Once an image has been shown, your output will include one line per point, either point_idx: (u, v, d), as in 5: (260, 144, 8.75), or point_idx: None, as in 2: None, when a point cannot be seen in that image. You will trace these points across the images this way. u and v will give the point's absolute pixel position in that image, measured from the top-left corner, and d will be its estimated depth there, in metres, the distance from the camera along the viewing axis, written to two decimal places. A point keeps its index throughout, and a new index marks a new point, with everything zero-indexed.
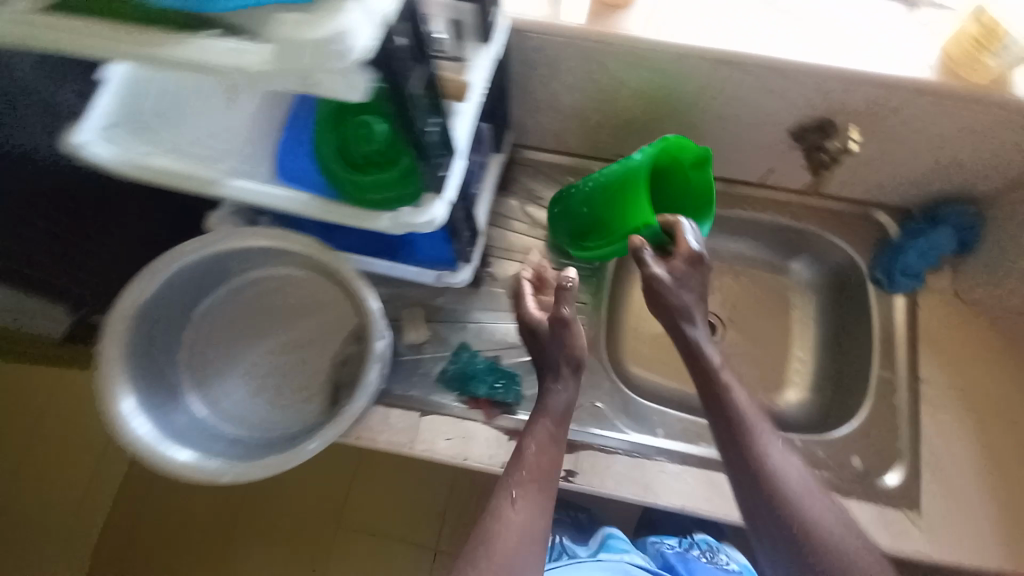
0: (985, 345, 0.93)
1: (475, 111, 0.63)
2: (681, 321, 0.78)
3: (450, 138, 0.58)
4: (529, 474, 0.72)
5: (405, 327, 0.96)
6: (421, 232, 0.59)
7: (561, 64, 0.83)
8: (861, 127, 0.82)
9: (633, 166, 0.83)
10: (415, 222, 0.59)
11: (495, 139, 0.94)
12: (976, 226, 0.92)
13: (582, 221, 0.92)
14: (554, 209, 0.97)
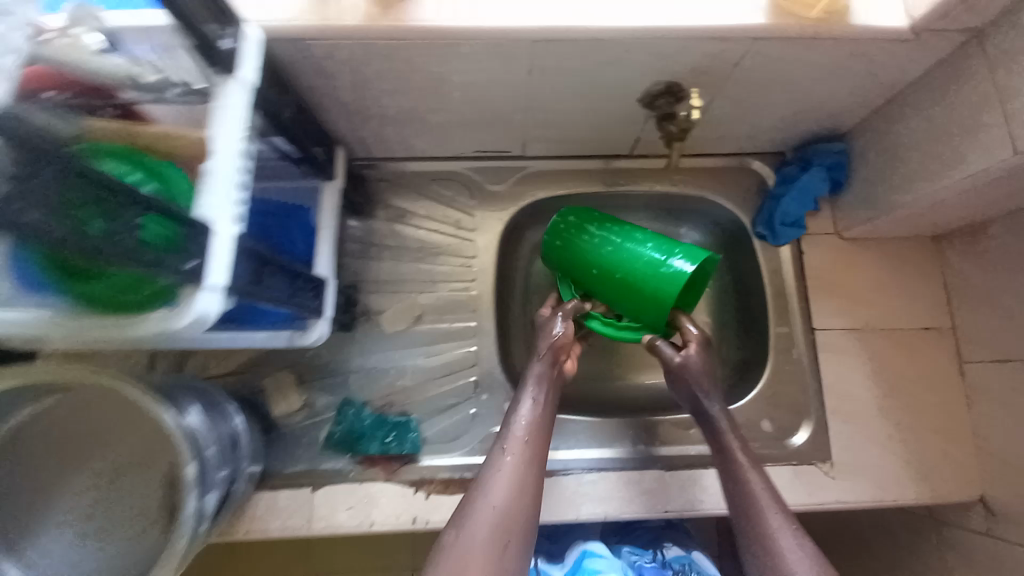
0: (875, 279, 0.92)
1: (240, 164, 0.51)
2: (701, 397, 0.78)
3: (198, 213, 0.47)
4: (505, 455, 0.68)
5: (273, 400, 0.84)
6: (192, 333, 0.48)
7: (366, 71, 0.69)
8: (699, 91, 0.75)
9: (669, 272, 0.81)
10: (181, 324, 0.48)
11: (329, 159, 0.82)
12: (844, 163, 0.89)
13: (581, 276, 0.88)
14: (554, 240, 0.90)
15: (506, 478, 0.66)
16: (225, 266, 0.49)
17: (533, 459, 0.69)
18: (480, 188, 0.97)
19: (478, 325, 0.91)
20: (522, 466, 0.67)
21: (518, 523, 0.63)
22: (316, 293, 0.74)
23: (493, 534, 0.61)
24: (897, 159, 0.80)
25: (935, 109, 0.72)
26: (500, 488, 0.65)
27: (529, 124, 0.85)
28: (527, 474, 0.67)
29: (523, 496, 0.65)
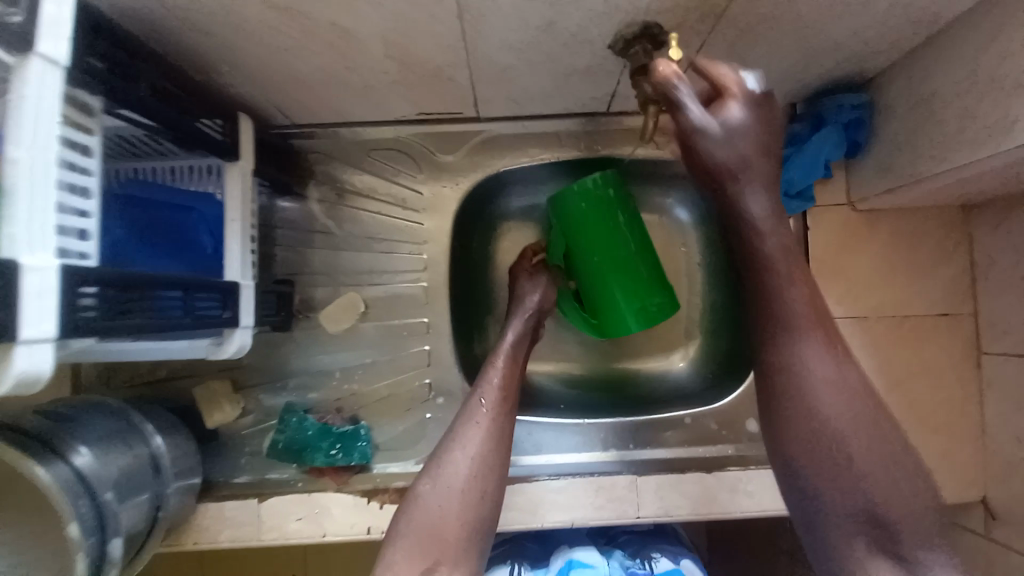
0: (887, 257, 0.79)
1: (55, 177, 0.43)
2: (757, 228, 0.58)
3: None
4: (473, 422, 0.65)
5: (205, 411, 0.77)
6: (38, 387, 0.43)
7: (245, 24, 0.54)
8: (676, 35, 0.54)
9: (652, 313, 0.80)
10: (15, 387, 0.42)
11: (230, 132, 0.67)
12: (866, 120, 0.75)
13: (579, 251, 0.80)
14: (580, 202, 0.78)
15: (476, 430, 0.64)
16: (53, 311, 0.42)
17: (505, 410, 0.67)
18: (429, 160, 0.83)
19: (431, 322, 0.82)
20: (494, 421, 0.66)
21: (489, 474, 0.63)
22: (223, 303, 0.65)
23: (465, 489, 0.61)
24: (929, 121, 0.65)
25: (982, 58, 0.57)
26: (473, 440, 0.64)
27: (475, 82, 0.69)
28: (500, 426, 0.66)
29: (497, 449, 0.64)
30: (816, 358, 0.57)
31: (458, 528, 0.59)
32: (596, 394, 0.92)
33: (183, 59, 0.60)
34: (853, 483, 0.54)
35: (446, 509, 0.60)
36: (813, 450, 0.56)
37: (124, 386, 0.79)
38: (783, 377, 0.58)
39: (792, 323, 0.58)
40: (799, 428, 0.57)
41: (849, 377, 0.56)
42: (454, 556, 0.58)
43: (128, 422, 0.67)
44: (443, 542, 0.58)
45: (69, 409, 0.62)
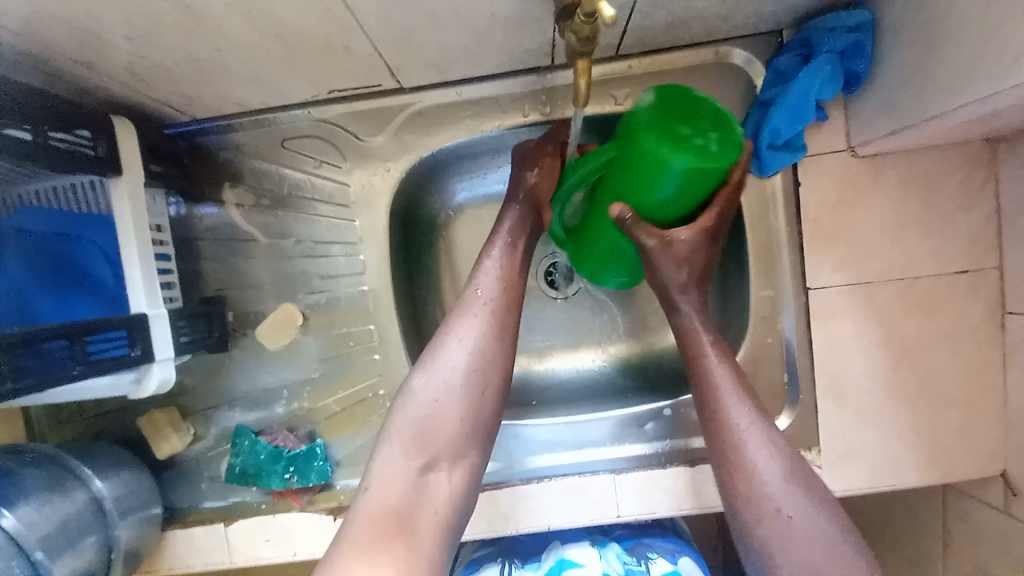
0: (895, 211, 0.66)
1: None
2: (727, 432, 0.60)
3: None
4: (467, 316, 0.62)
5: (153, 442, 0.74)
6: None
7: (69, 16, 0.44)
8: None
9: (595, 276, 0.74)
10: None
11: (104, 146, 0.58)
12: (868, 45, 0.60)
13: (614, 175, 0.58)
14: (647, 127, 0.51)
15: (478, 322, 0.62)
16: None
17: (509, 301, 0.64)
18: (353, 146, 0.73)
19: (377, 329, 0.75)
20: (495, 315, 0.63)
21: (488, 371, 0.60)
22: (131, 340, 0.59)
23: (463, 385, 0.59)
24: (947, 40, 0.51)
25: None
26: (475, 332, 0.61)
27: (380, 50, 0.58)
28: (504, 320, 0.63)
29: (499, 339, 0.62)
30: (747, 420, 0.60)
31: (458, 423, 0.58)
32: (573, 387, 0.85)
33: (23, 65, 0.51)
34: (787, 509, 0.56)
35: (444, 403, 0.58)
36: (761, 523, 0.57)
37: (73, 420, 0.76)
38: (724, 448, 0.60)
39: (717, 389, 0.61)
40: (741, 491, 0.58)
41: (777, 446, 0.59)
42: (451, 453, 0.57)
43: (64, 468, 0.64)
44: (442, 440, 0.57)
45: (0, 462, 0.60)
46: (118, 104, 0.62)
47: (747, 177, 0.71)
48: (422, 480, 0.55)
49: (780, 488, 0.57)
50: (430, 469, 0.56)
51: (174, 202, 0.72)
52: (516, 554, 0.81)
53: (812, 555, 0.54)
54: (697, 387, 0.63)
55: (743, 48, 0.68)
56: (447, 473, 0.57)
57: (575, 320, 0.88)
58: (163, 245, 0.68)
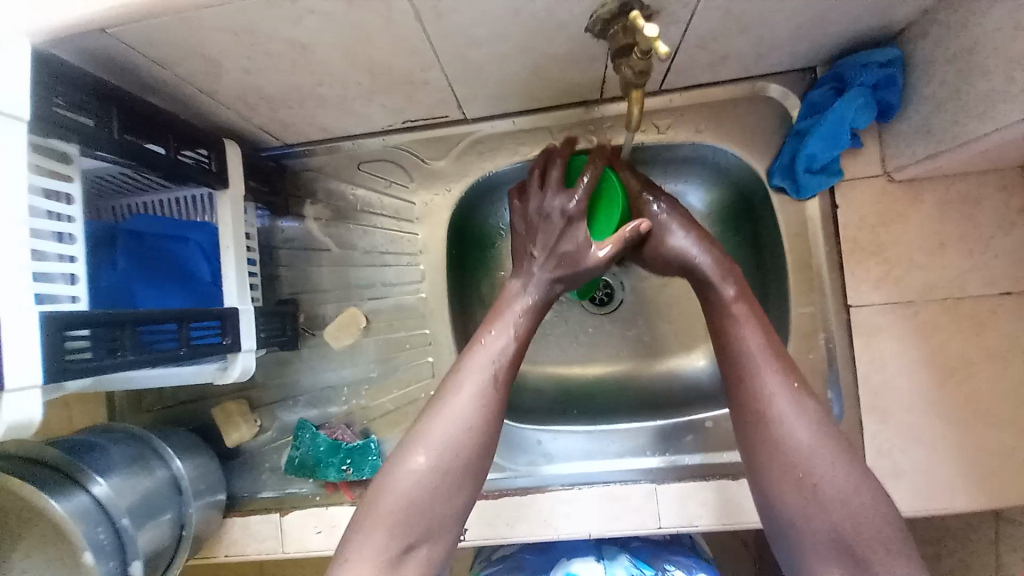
0: (932, 233, 0.69)
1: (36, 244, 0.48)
2: (753, 397, 0.59)
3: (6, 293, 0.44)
4: (465, 391, 0.60)
5: (224, 431, 0.80)
6: (35, 425, 0.47)
7: (208, 44, 0.54)
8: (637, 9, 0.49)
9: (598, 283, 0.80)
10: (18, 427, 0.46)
11: (217, 162, 0.68)
12: (900, 78, 0.65)
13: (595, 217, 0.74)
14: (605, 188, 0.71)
15: (473, 399, 0.60)
16: (38, 356, 0.45)
17: (507, 380, 0.62)
18: (420, 168, 0.82)
19: (431, 333, 0.81)
20: (496, 393, 0.61)
21: (480, 451, 0.59)
22: (223, 329, 0.66)
23: (452, 468, 0.58)
24: (977, 73, 0.56)
25: None
26: (472, 410, 0.60)
27: (452, 82, 0.67)
28: (498, 401, 0.61)
29: (494, 418, 0.60)
30: (777, 387, 0.59)
31: (446, 507, 0.57)
32: (611, 400, 0.88)
33: (162, 88, 0.62)
34: (813, 477, 0.55)
35: (431, 487, 0.57)
36: (790, 493, 0.56)
37: (152, 409, 0.83)
38: (751, 421, 0.59)
39: (749, 357, 0.61)
40: (770, 464, 0.57)
41: (810, 411, 0.58)
42: (434, 534, 0.57)
43: (149, 447, 0.71)
44: (428, 521, 0.56)
45: (92, 438, 0.67)
46: (227, 127, 0.73)
47: (785, 200, 0.75)
48: (400, 564, 0.55)
49: (809, 451, 0.56)
50: (413, 549, 0.55)
51: (262, 213, 0.82)
52: (524, 570, 0.81)
53: (844, 526, 0.54)
54: (728, 371, 0.62)
55: (779, 84, 0.74)
56: (426, 552, 0.56)
57: (616, 334, 0.91)
58: (251, 251, 0.76)
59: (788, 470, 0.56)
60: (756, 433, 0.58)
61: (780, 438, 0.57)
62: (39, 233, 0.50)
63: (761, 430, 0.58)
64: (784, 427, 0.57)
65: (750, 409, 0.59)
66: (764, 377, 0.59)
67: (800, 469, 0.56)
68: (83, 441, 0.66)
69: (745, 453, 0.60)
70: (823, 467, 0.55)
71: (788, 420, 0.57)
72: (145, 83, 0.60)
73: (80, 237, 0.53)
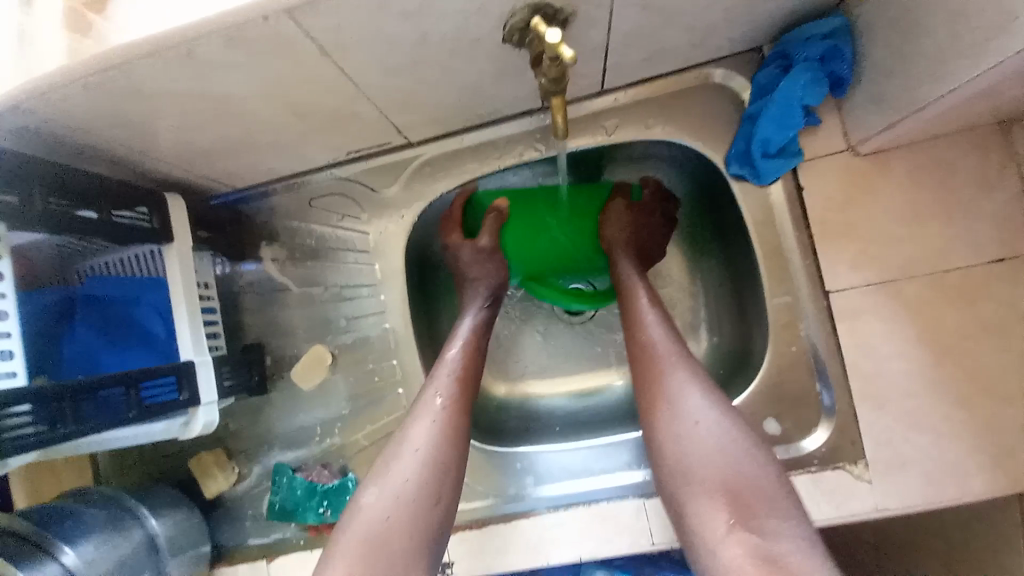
0: (908, 204, 0.64)
1: None
2: (660, 377, 0.63)
3: None
4: (421, 423, 0.61)
5: (202, 482, 0.79)
6: None
7: (127, 111, 0.54)
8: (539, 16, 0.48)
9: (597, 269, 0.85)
10: None
11: (158, 219, 0.68)
12: (847, 48, 0.61)
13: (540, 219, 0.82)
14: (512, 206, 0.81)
15: (427, 425, 0.61)
16: None
17: (464, 403, 0.64)
18: (371, 198, 0.80)
19: (399, 364, 0.80)
20: (450, 419, 0.62)
21: (439, 479, 0.58)
22: (179, 385, 0.66)
23: (416, 494, 0.57)
24: (927, 34, 0.51)
25: None
26: (424, 436, 0.60)
27: (384, 112, 0.65)
28: (456, 425, 0.62)
29: (449, 443, 0.60)
30: (666, 349, 0.65)
31: (407, 539, 0.54)
32: (595, 412, 0.86)
33: (92, 154, 0.62)
34: (700, 431, 0.58)
35: (395, 518, 0.55)
36: (684, 459, 0.57)
37: (137, 465, 0.83)
38: (653, 401, 0.62)
39: (653, 349, 0.65)
40: (664, 430, 0.60)
41: (700, 382, 0.61)
42: (404, 574, 0.53)
43: (122, 507, 0.70)
44: (390, 558, 0.53)
45: (70, 504, 0.67)
46: (173, 182, 0.73)
47: (747, 187, 0.72)
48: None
49: (696, 411, 0.59)
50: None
51: (221, 262, 0.82)
52: None
53: (731, 483, 0.54)
54: (643, 387, 0.64)
55: (727, 68, 0.71)
56: None
57: (594, 342, 0.89)
58: (210, 300, 0.76)
59: (682, 433, 0.58)
60: (660, 409, 0.61)
61: (678, 407, 0.60)
62: None
63: (665, 404, 0.61)
64: (681, 398, 0.60)
65: (666, 412, 0.60)
66: (653, 341, 0.66)
67: (692, 434, 0.58)
68: (57, 506, 0.65)
69: (660, 461, 0.60)
70: (721, 436, 0.57)
71: (688, 395, 0.60)
72: (78, 152, 0.60)
73: (13, 311, 0.54)
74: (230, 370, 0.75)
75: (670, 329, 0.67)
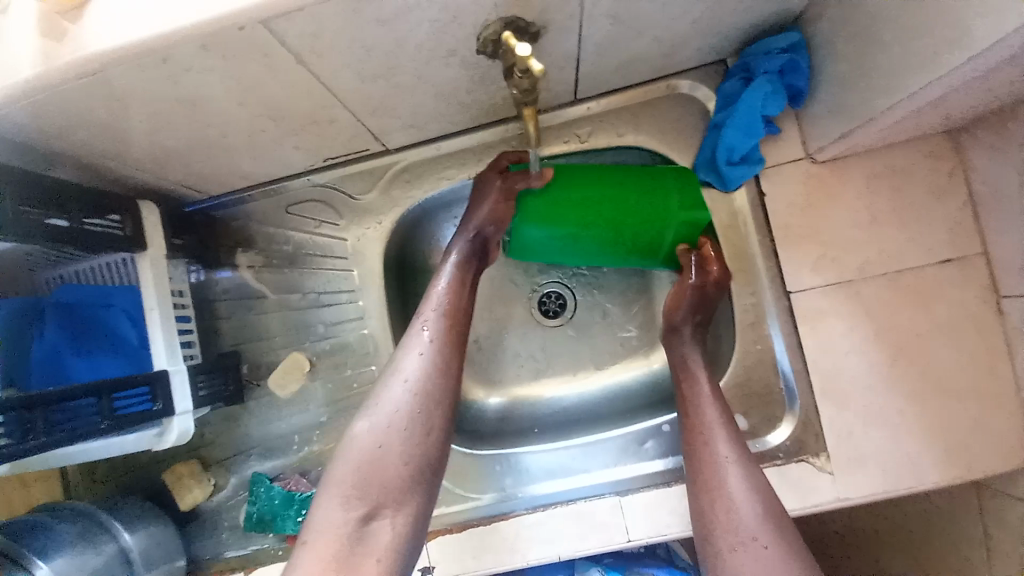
0: (864, 208, 0.68)
1: None
2: (718, 463, 0.63)
3: None
4: (409, 354, 0.63)
5: (176, 494, 0.78)
6: None
7: (99, 115, 0.54)
8: (509, 31, 0.50)
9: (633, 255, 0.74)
10: None
11: (131, 226, 0.67)
12: (803, 62, 0.65)
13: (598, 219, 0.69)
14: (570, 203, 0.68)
15: (416, 360, 0.62)
16: None
17: (452, 338, 0.64)
18: (349, 204, 0.81)
19: (378, 369, 0.81)
20: (439, 350, 0.63)
21: (430, 412, 0.60)
22: (153, 395, 0.65)
23: (406, 423, 0.59)
24: (873, 48, 0.55)
25: None
26: (414, 370, 0.62)
27: (361, 119, 0.66)
28: (446, 360, 0.63)
29: (439, 377, 0.62)
30: (726, 452, 0.63)
31: (402, 466, 0.57)
32: (573, 413, 0.87)
33: (62, 158, 0.61)
34: (761, 539, 0.57)
35: (387, 449, 0.58)
36: (731, 543, 0.58)
37: (107, 479, 0.81)
38: (701, 479, 0.63)
39: (703, 424, 0.66)
40: (719, 519, 0.60)
41: (760, 488, 0.61)
42: (395, 500, 0.56)
43: (94, 521, 0.69)
44: (385, 485, 0.57)
45: (42, 517, 0.66)
46: (146, 188, 0.72)
47: (714, 193, 0.75)
48: (363, 532, 0.54)
49: (744, 499, 0.60)
50: (372, 518, 0.55)
51: (195, 270, 0.80)
52: None
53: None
54: (692, 451, 0.66)
55: (693, 80, 0.74)
56: (390, 520, 0.55)
57: (573, 346, 0.90)
58: (185, 308, 0.76)
59: (725, 516, 0.60)
60: (703, 477, 0.63)
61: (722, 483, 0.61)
62: None
63: (710, 477, 0.62)
64: (727, 479, 0.61)
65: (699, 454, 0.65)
66: (703, 410, 0.67)
67: (736, 516, 0.59)
68: (27, 522, 0.64)
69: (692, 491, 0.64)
70: (766, 533, 0.57)
71: (735, 477, 0.61)
72: (48, 156, 0.60)
73: None
74: (206, 379, 0.74)
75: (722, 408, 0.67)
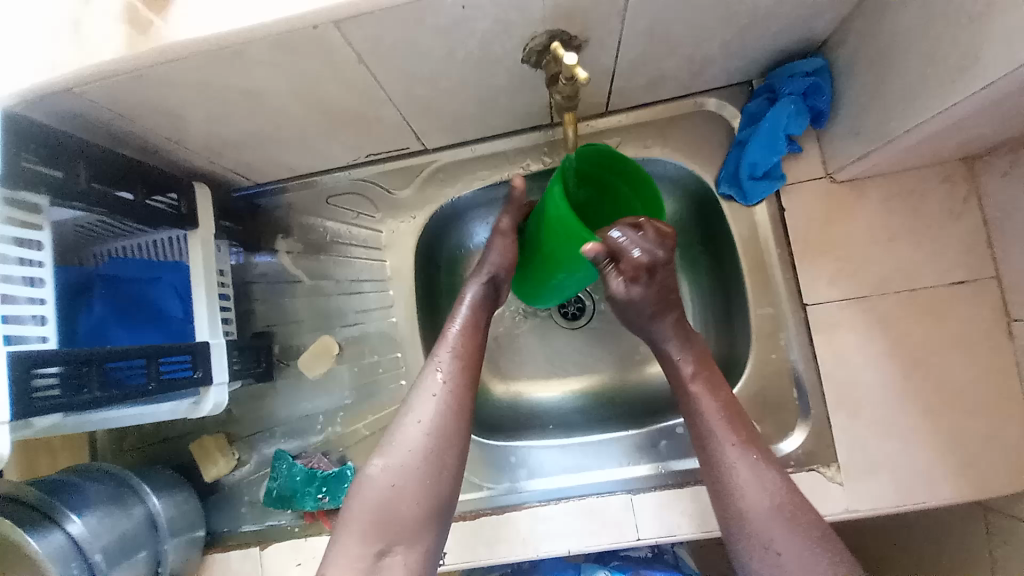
0: (881, 227, 0.71)
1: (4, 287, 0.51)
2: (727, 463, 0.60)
3: None
4: (423, 396, 0.62)
5: (202, 466, 0.81)
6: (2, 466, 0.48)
7: (172, 100, 0.59)
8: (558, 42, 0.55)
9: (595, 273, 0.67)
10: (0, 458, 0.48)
11: (186, 205, 0.72)
12: (826, 85, 0.69)
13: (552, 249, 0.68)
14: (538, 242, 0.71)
15: (430, 400, 0.61)
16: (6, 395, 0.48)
17: (466, 379, 0.63)
18: (385, 198, 0.85)
19: (403, 357, 0.84)
20: (456, 387, 0.62)
21: (444, 453, 0.59)
22: (194, 364, 0.68)
23: (420, 464, 0.58)
24: (894, 75, 0.59)
25: None
26: (427, 410, 0.60)
27: (406, 117, 0.71)
28: (462, 396, 0.62)
29: (455, 416, 0.61)
30: (738, 454, 0.60)
31: (414, 506, 0.56)
32: (586, 412, 0.90)
33: (127, 140, 0.65)
34: (778, 544, 0.55)
35: (400, 489, 0.57)
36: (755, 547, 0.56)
37: (134, 448, 0.85)
38: (714, 478, 0.61)
39: (706, 421, 0.63)
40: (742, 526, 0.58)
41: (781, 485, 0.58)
42: (409, 537, 0.56)
43: (126, 485, 0.71)
44: (400, 524, 0.56)
45: (71, 477, 0.67)
46: (198, 172, 0.77)
47: (735, 207, 0.78)
48: (376, 568, 0.54)
49: (763, 500, 0.57)
50: (385, 555, 0.55)
51: (236, 252, 0.85)
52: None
53: None
54: (698, 442, 0.63)
55: (719, 98, 0.78)
56: (403, 558, 0.55)
57: (589, 347, 0.93)
58: (225, 287, 0.80)
59: (744, 521, 0.57)
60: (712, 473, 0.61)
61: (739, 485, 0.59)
62: (10, 278, 0.53)
63: (719, 474, 0.61)
64: (742, 475, 0.59)
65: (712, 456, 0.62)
66: (702, 406, 0.64)
67: (753, 518, 0.57)
68: (62, 479, 0.66)
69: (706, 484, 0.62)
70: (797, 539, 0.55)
71: (748, 476, 0.59)
72: (116, 135, 0.64)
73: (49, 281, 0.57)
74: (241, 356, 0.78)
75: (723, 401, 0.64)
